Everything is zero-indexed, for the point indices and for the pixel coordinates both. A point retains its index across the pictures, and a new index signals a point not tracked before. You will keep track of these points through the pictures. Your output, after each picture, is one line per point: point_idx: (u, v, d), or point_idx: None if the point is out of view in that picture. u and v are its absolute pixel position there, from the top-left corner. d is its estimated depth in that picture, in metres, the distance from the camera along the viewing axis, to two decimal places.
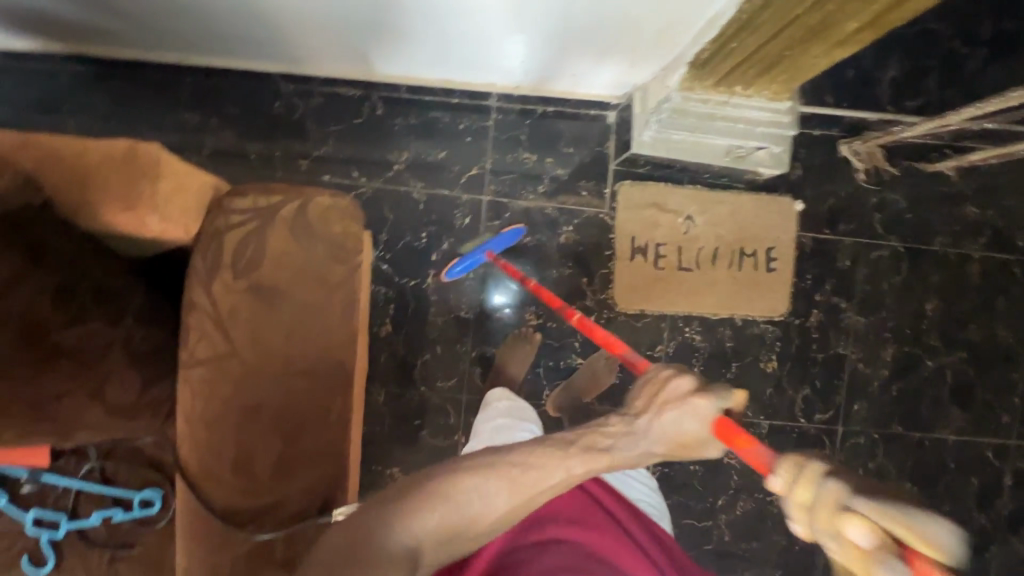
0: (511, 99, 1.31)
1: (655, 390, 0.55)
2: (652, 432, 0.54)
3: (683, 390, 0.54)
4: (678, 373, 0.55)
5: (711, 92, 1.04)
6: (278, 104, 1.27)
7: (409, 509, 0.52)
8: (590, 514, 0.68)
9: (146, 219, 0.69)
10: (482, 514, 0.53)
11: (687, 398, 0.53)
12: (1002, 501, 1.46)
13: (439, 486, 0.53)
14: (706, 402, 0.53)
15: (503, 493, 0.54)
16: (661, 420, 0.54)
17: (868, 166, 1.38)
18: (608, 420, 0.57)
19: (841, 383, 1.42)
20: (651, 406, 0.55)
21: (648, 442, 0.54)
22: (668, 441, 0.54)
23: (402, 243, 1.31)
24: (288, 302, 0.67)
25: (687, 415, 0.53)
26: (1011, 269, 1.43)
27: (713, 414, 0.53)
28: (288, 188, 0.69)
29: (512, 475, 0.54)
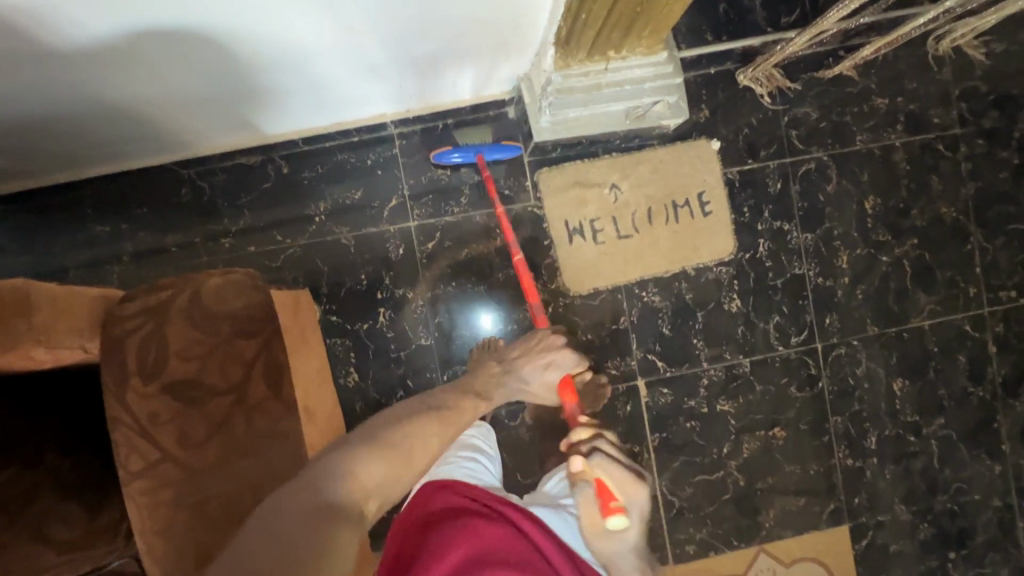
0: (408, 122, 1.31)
1: (536, 344, 1.06)
2: (528, 375, 1.04)
3: (557, 345, 1.06)
4: (553, 336, 1.08)
5: (588, 64, 1.03)
6: (183, 191, 1.26)
7: (364, 457, 0.64)
8: (527, 560, 0.82)
9: (34, 353, 0.66)
10: (421, 453, 0.69)
11: (556, 348, 1.06)
12: (993, 369, 1.48)
13: (385, 436, 0.68)
14: (568, 358, 1.05)
15: (436, 435, 0.72)
16: (533, 363, 1.04)
17: (770, 89, 1.40)
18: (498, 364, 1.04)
19: (807, 301, 1.43)
20: (530, 352, 1.06)
21: (518, 376, 1.03)
22: (537, 377, 1.04)
23: (345, 290, 1.31)
24: (210, 390, 0.67)
25: (550, 361, 1.04)
26: (935, 146, 1.45)
27: (566, 364, 1.05)
28: (177, 279, 0.68)
29: (440, 419, 0.76)
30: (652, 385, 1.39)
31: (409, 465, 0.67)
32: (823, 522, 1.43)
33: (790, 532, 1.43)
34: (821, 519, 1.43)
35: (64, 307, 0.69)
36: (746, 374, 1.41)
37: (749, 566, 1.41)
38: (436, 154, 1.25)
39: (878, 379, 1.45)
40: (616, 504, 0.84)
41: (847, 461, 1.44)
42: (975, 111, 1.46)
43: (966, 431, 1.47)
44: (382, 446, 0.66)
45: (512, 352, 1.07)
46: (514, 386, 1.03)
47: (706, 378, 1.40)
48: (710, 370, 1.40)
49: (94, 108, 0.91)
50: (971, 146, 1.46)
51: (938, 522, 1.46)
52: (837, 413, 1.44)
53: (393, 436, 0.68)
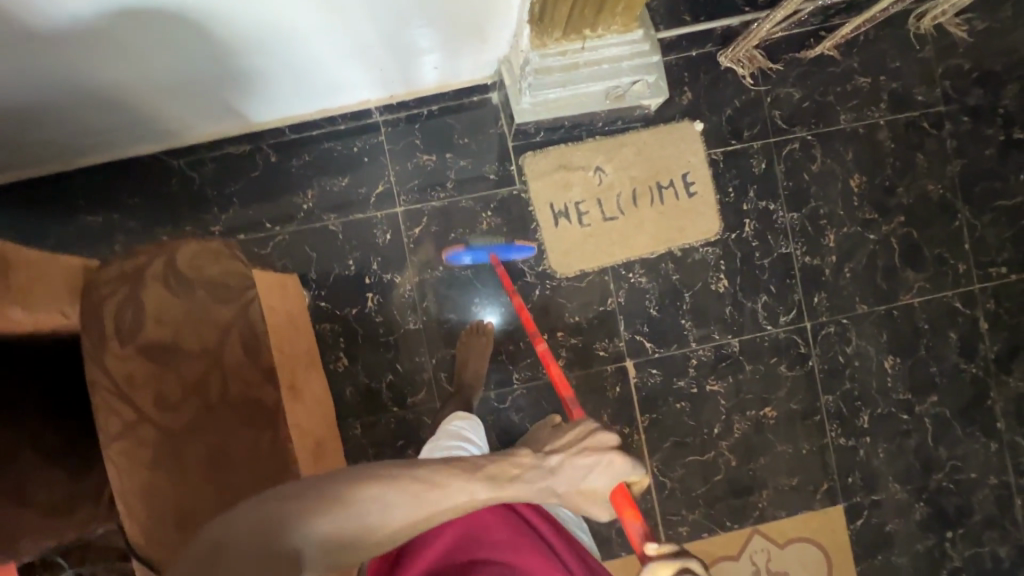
0: (393, 109, 1.33)
1: (581, 434, 0.73)
2: (561, 472, 0.70)
3: (610, 444, 0.72)
4: (604, 429, 0.73)
5: (564, 43, 1.05)
6: (173, 181, 1.29)
7: (313, 512, 0.52)
8: (523, 543, 0.79)
9: (9, 313, 0.69)
10: (380, 524, 0.55)
11: (610, 450, 0.72)
12: (986, 346, 1.47)
13: (341, 495, 0.54)
14: (624, 463, 0.72)
15: (403, 509, 0.57)
16: (578, 462, 0.70)
17: (752, 70, 1.41)
18: (519, 452, 0.68)
19: (795, 280, 1.43)
20: (573, 446, 0.71)
21: (554, 479, 0.69)
22: (574, 484, 0.71)
23: (334, 276, 1.33)
24: (185, 354, 0.69)
25: (600, 466, 0.71)
26: (920, 124, 1.46)
27: (620, 472, 0.72)
28: (155, 247, 0.71)
29: (419, 490, 0.58)
30: (641, 367, 1.39)
31: (367, 529, 0.55)
32: (817, 501, 1.43)
33: (783, 512, 1.42)
34: (815, 499, 1.43)
35: (37, 271, 0.72)
36: (735, 353, 1.41)
37: (743, 547, 1.41)
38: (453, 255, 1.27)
39: (868, 357, 1.44)
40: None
41: (840, 440, 1.43)
42: (959, 88, 1.46)
43: (960, 408, 1.46)
44: (334, 507, 0.53)
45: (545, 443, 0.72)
46: (547, 488, 0.69)
47: (694, 358, 1.40)
48: (699, 350, 1.41)
49: (78, 95, 0.93)
50: (956, 123, 1.46)
51: (934, 500, 1.45)
52: (828, 392, 1.43)
53: (351, 495, 0.54)
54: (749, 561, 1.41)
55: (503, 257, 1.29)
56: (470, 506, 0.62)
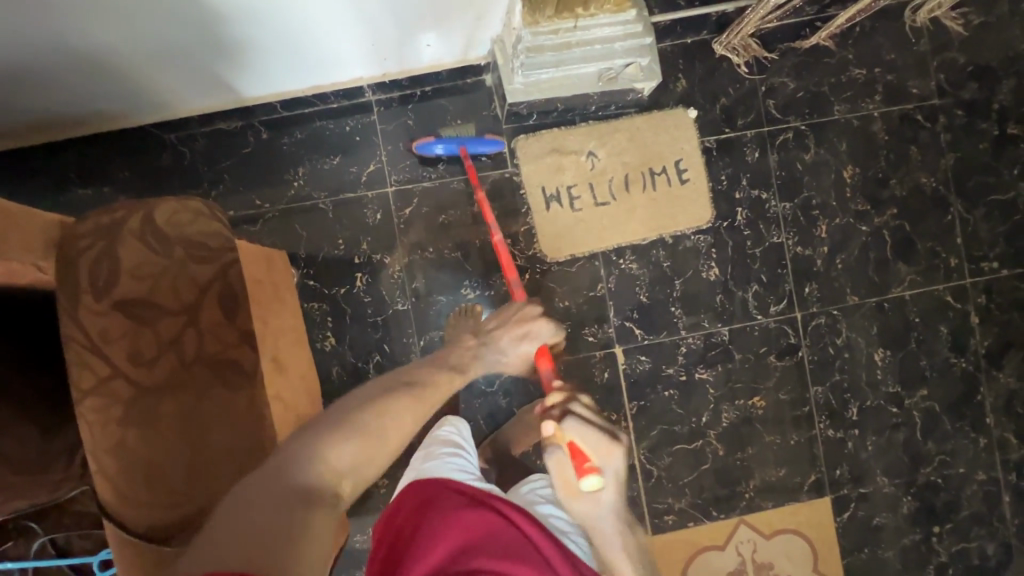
0: (386, 88, 1.32)
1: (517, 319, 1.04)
2: (505, 347, 1.02)
3: (533, 316, 1.05)
4: (532, 313, 1.05)
5: (556, 21, 1.04)
6: (164, 155, 1.28)
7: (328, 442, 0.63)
8: (518, 551, 0.78)
9: None
10: (392, 435, 0.69)
11: (535, 320, 1.05)
12: (976, 341, 1.46)
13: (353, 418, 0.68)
14: (547, 330, 1.04)
15: (409, 415, 0.73)
16: (512, 338, 1.03)
17: (747, 59, 1.41)
18: (471, 341, 1.02)
19: (786, 270, 1.42)
20: (508, 326, 1.04)
21: (498, 350, 1.02)
22: (514, 349, 1.03)
23: (323, 255, 1.32)
24: (163, 310, 0.69)
25: (527, 336, 1.03)
26: (914, 117, 1.45)
27: (542, 337, 1.04)
28: (131, 202, 0.70)
29: (414, 401, 0.75)
30: (630, 353, 1.39)
31: (383, 444, 0.68)
32: (804, 493, 1.42)
33: (769, 503, 1.41)
34: (802, 490, 1.42)
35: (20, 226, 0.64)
36: (725, 342, 1.41)
37: (729, 538, 1.40)
38: (417, 144, 1.28)
39: (859, 349, 1.44)
40: (591, 464, 0.86)
41: (828, 432, 1.43)
42: (954, 82, 1.46)
43: (949, 403, 1.45)
44: (356, 433, 0.66)
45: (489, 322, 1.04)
46: (495, 360, 1.01)
47: (684, 346, 1.40)
48: (688, 338, 1.40)
49: (66, 56, 0.93)
50: (950, 117, 1.46)
51: (922, 495, 1.44)
52: (817, 383, 1.43)
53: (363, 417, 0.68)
54: (735, 551, 1.40)
55: (472, 150, 1.29)
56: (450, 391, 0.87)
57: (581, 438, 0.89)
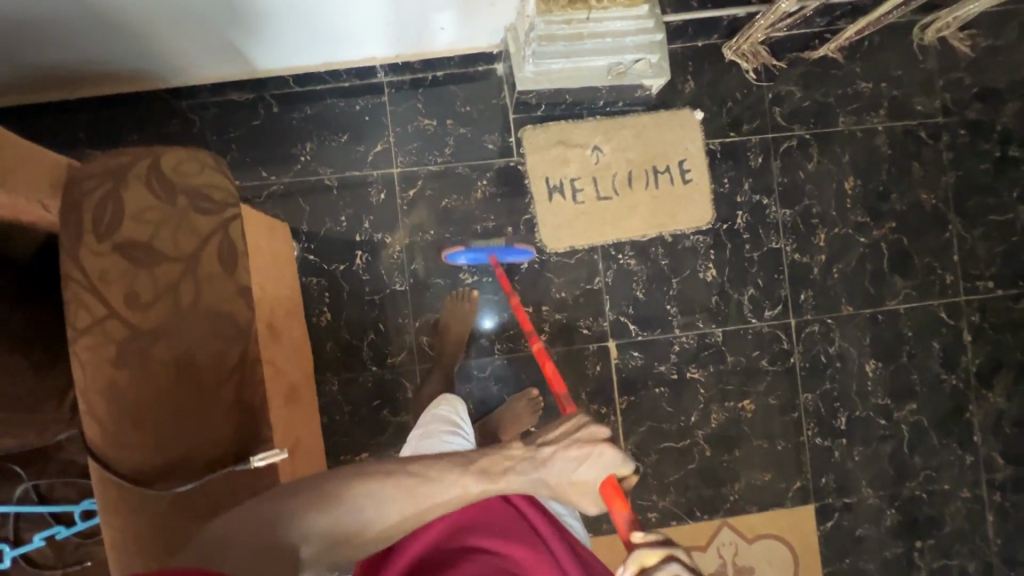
0: (398, 70, 1.34)
1: (570, 430, 0.71)
2: (552, 466, 0.69)
3: (603, 438, 0.70)
4: (592, 422, 0.71)
5: (569, 11, 1.08)
6: (175, 121, 1.30)
7: (306, 506, 0.60)
8: (518, 535, 0.68)
9: None
10: (373, 519, 0.61)
11: (604, 444, 0.69)
12: (968, 359, 1.47)
13: (337, 490, 0.62)
14: (614, 457, 0.68)
15: (398, 503, 0.63)
16: (566, 457, 0.69)
17: (756, 65, 1.43)
18: (512, 447, 0.71)
19: (783, 276, 1.43)
20: (561, 439, 0.70)
21: (542, 469, 0.69)
22: (566, 476, 0.69)
23: (324, 231, 1.33)
24: (162, 256, 0.69)
25: (591, 458, 0.69)
26: (917, 133, 1.47)
27: (608, 468, 0.68)
28: (139, 149, 0.72)
29: (412, 487, 0.64)
30: (623, 348, 1.39)
31: (362, 525, 0.61)
32: (788, 499, 1.42)
33: (753, 507, 1.41)
34: (787, 496, 1.42)
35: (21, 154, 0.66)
36: (718, 343, 1.42)
37: (711, 538, 1.40)
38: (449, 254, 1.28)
39: (851, 360, 1.45)
40: None
41: (816, 440, 1.43)
42: (958, 102, 1.48)
43: (938, 419, 1.46)
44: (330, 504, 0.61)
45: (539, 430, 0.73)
46: (539, 478, 0.69)
47: (677, 345, 1.41)
48: (682, 337, 1.41)
49: (87, 13, 0.95)
50: (953, 136, 1.48)
51: (906, 509, 1.44)
52: (807, 391, 1.43)
53: (344, 487, 0.62)
54: (715, 553, 1.40)
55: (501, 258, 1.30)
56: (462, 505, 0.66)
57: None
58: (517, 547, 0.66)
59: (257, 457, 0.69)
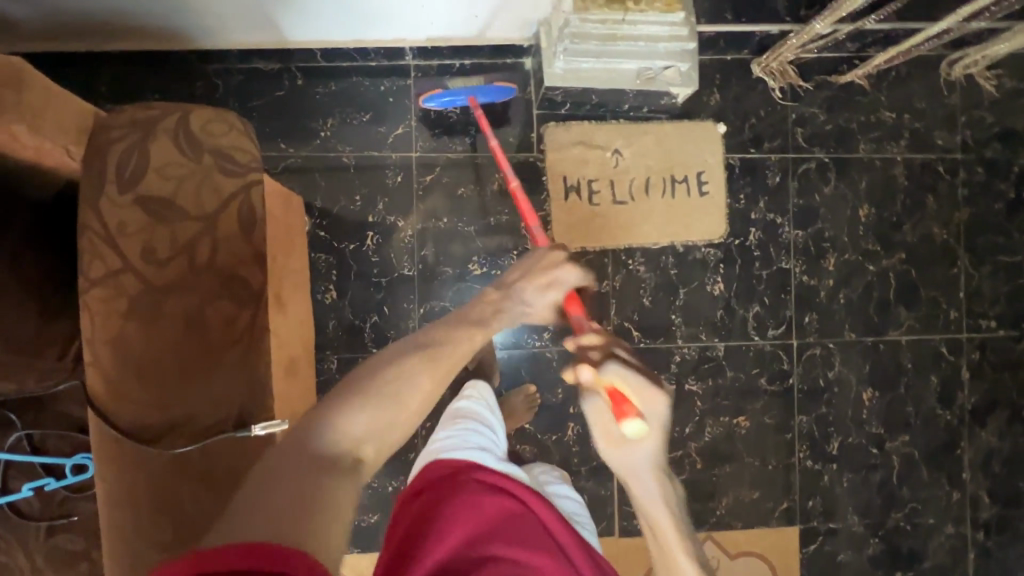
0: (426, 55, 1.33)
1: (532, 265, 0.81)
2: (528, 297, 0.79)
3: (561, 259, 0.81)
4: (551, 250, 0.83)
5: (606, 11, 1.10)
6: (197, 85, 1.29)
7: (344, 408, 0.57)
8: (539, 541, 0.74)
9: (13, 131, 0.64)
10: (410, 396, 0.61)
11: (561, 264, 0.81)
12: (964, 395, 1.48)
13: (364, 379, 0.60)
14: (571, 271, 0.81)
15: (424, 376, 0.63)
16: (537, 285, 0.80)
17: (783, 84, 1.43)
18: (489, 292, 0.78)
19: (789, 296, 1.44)
20: (527, 274, 0.80)
21: (520, 302, 0.79)
22: (539, 302, 0.81)
23: (338, 208, 1.32)
24: (182, 213, 0.68)
25: (555, 280, 0.80)
26: (935, 167, 1.48)
27: (570, 280, 0.81)
28: (170, 103, 0.71)
29: (432, 358, 0.65)
30: None
31: (400, 407, 0.60)
32: (774, 519, 1.42)
33: (738, 523, 1.42)
34: (773, 516, 1.42)
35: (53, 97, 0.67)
36: (719, 357, 1.42)
37: None
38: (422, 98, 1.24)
39: (849, 386, 1.45)
40: (632, 408, 0.70)
41: (806, 462, 1.44)
42: (978, 140, 1.49)
43: (928, 452, 1.46)
44: (368, 397, 0.59)
45: (508, 272, 0.81)
46: (523, 313, 0.80)
47: (678, 355, 1.41)
48: (684, 348, 1.41)
49: None
50: (970, 173, 1.49)
51: (889, 538, 1.45)
52: (803, 413, 1.44)
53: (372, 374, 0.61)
54: None
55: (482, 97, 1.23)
56: (472, 350, 0.71)
57: (624, 381, 0.71)
58: (538, 554, 0.71)
59: (260, 427, 0.69)
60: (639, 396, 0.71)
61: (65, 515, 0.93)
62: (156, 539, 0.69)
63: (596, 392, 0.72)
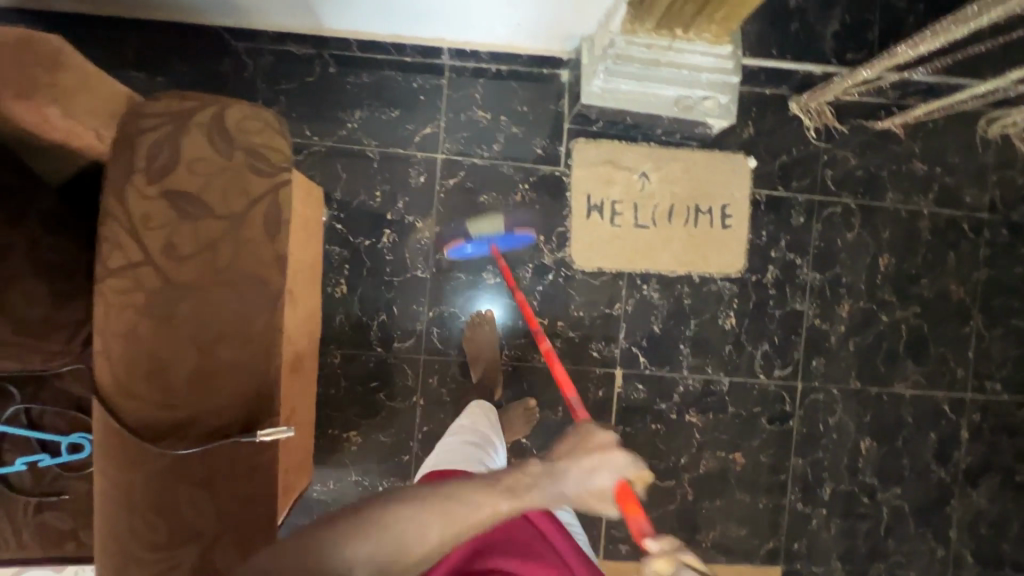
0: (462, 56, 1.31)
1: (581, 441, 0.68)
2: (569, 479, 0.65)
3: (612, 442, 0.68)
4: (604, 430, 0.69)
5: (653, 36, 1.08)
6: (227, 61, 1.26)
7: (344, 536, 0.56)
8: (531, 549, 0.73)
9: (46, 111, 0.70)
10: (416, 544, 0.57)
11: (611, 448, 0.68)
12: (960, 455, 1.47)
13: (378, 517, 0.58)
14: (626, 460, 0.67)
15: (436, 527, 0.58)
16: (580, 467, 0.66)
17: (818, 124, 1.41)
18: (530, 465, 0.65)
19: (799, 338, 1.43)
20: (573, 454, 0.67)
21: (562, 485, 0.64)
22: (583, 486, 0.65)
23: (357, 202, 1.30)
24: (208, 210, 0.69)
25: (604, 465, 0.66)
26: (960, 224, 1.46)
27: (626, 471, 0.67)
28: (207, 97, 0.71)
29: (447, 507, 0.60)
30: (629, 378, 1.38)
31: (402, 551, 0.57)
32: (758, 557, 1.42)
33: (722, 558, 1.42)
34: (757, 554, 1.42)
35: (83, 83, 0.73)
36: (723, 393, 1.41)
37: None
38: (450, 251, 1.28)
39: (847, 433, 1.45)
40: None
41: (797, 505, 1.43)
42: (1007, 201, 1.47)
43: (918, 508, 1.46)
44: (372, 532, 0.57)
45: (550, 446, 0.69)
46: (558, 494, 0.64)
47: (682, 386, 1.40)
48: (689, 379, 1.40)
49: None
50: (995, 234, 1.47)
51: None
52: (799, 455, 1.43)
53: (387, 516, 0.58)
54: None
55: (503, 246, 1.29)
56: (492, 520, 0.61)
57: None
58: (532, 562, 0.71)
59: (262, 433, 0.70)
60: None
61: (56, 493, 0.93)
62: (149, 538, 0.70)
63: None
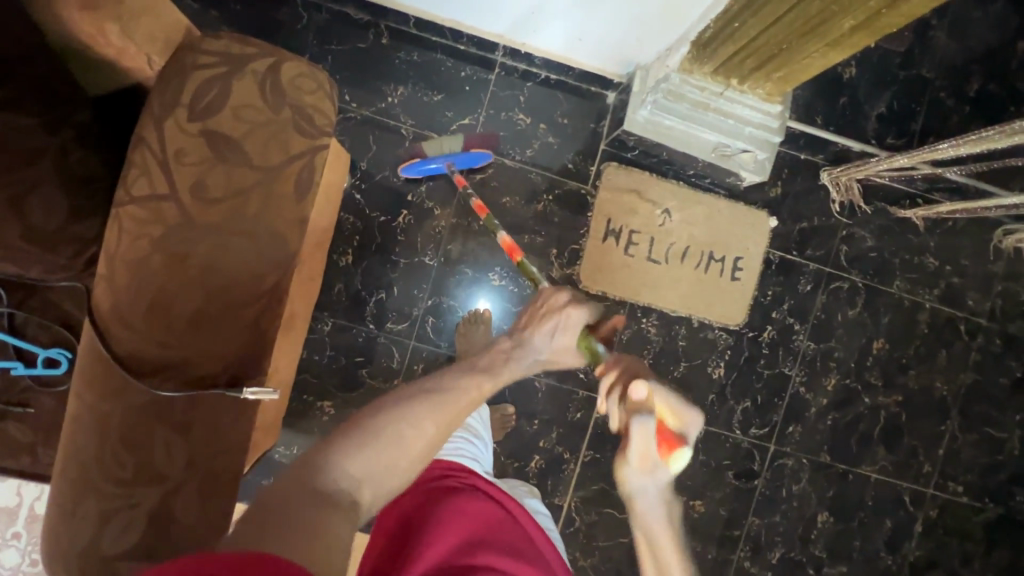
0: (516, 56, 1.31)
1: (538, 314, 0.83)
2: (535, 343, 0.81)
3: (562, 303, 0.82)
4: (557, 296, 0.83)
5: (708, 80, 1.10)
6: (282, 10, 1.25)
7: (346, 448, 0.59)
8: (523, 549, 0.75)
9: None
10: (412, 439, 0.63)
11: (563, 309, 0.82)
12: (910, 546, 1.50)
13: (371, 428, 0.62)
14: (574, 314, 0.82)
15: (429, 420, 0.65)
16: (541, 332, 0.81)
17: (843, 199, 1.42)
18: (503, 343, 0.81)
19: (781, 402, 1.44)
20: (533, 324, 0.82)
21: (530, 349, 0.81)
22: (549, 345, 0.82)
23: (380, 176, 1.30)
24: (245, 158, 0.68)
25: (561, 323, 0.82)
26: (957, 324, 1.49)
27: (577, 324, 0.82)
28: (267, 46, 0.71)
29: (437, 399, 0.67)
30: None
31: (397, 455, 0.61)
32: None
33: None
34: None
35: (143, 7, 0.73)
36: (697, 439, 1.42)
37: None
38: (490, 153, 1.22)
39: (807, 503, 1.46)
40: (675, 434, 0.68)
41: (744, 563, 1.45)
42: (1006, 312, 1.50)
43: None
44: (370, 438, 0.61)
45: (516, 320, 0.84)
46: (530, 360, 0.81)
47: None
48: None
49: None
50: (987, 341, 1.50)
51: None
52: (757, 515, 1.45)
53: (378, 419, 0.63)
54: None
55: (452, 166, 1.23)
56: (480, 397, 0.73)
57: (665, 398, 0.71)
58: (523, 563, 0.72)
59: (247, 390, 0.70)
60: (678, 418, 0.70)
61: (23, 405, 0.92)
62: (116, 473, 0.69)
63: (637, 412, 0.68)
